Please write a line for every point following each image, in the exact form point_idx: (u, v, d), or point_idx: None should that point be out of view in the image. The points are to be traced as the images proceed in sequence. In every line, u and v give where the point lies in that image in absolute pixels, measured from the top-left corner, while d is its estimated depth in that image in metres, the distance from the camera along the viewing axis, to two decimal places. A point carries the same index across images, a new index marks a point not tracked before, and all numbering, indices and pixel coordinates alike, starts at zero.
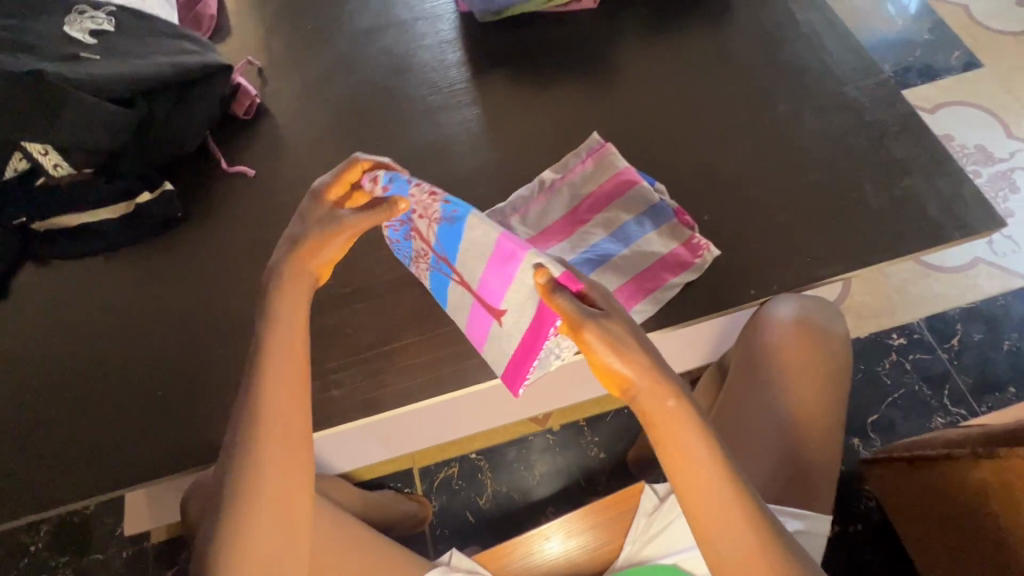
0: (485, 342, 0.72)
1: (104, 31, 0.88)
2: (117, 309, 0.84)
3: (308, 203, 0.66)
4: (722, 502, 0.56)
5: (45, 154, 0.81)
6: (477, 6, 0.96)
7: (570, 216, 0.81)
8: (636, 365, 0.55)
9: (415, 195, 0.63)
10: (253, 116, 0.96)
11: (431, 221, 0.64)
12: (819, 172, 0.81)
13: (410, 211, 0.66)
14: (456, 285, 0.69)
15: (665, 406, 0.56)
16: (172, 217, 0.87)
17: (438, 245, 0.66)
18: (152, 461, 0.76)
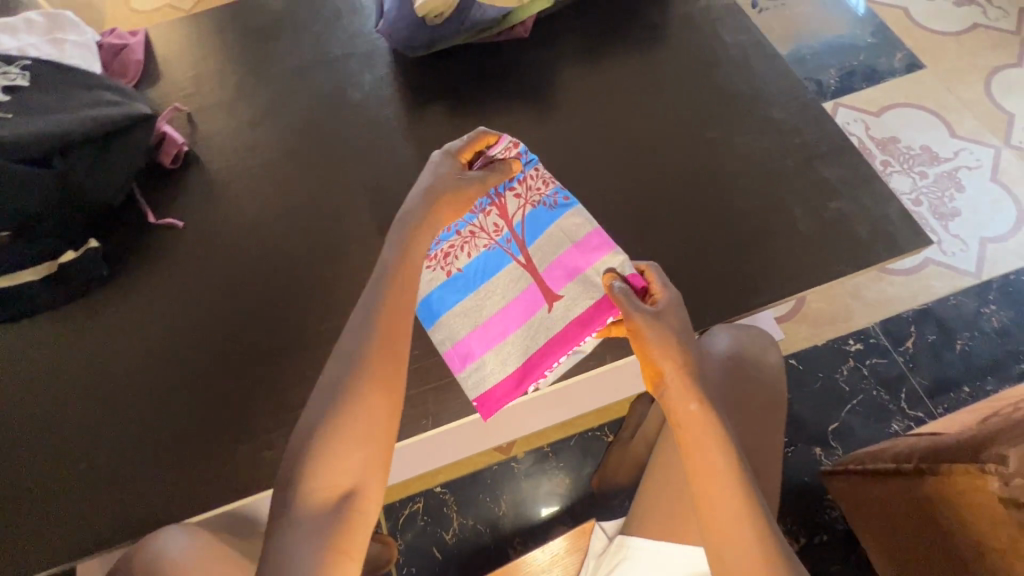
0: (517, 325, 0.77)
1: (18, 87, 0.84)
2: (39, 375, 0.81)
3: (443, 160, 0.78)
4: (733, 513, 0.58)
5: None
6: (404, 45, 0.95)
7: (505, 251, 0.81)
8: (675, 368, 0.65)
9: (531, 179, 0.83)
10: (181, 165, 0.93)
11: (526, 204, 0.82)
12: (748, 198, 0.82)
13: (513, 185, 0.83)
14: (517, 266, 0.80)
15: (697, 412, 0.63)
16: (97, 276, 0.84)
17: (519, 227, 0.82)
18: (75, 540, 0.72)
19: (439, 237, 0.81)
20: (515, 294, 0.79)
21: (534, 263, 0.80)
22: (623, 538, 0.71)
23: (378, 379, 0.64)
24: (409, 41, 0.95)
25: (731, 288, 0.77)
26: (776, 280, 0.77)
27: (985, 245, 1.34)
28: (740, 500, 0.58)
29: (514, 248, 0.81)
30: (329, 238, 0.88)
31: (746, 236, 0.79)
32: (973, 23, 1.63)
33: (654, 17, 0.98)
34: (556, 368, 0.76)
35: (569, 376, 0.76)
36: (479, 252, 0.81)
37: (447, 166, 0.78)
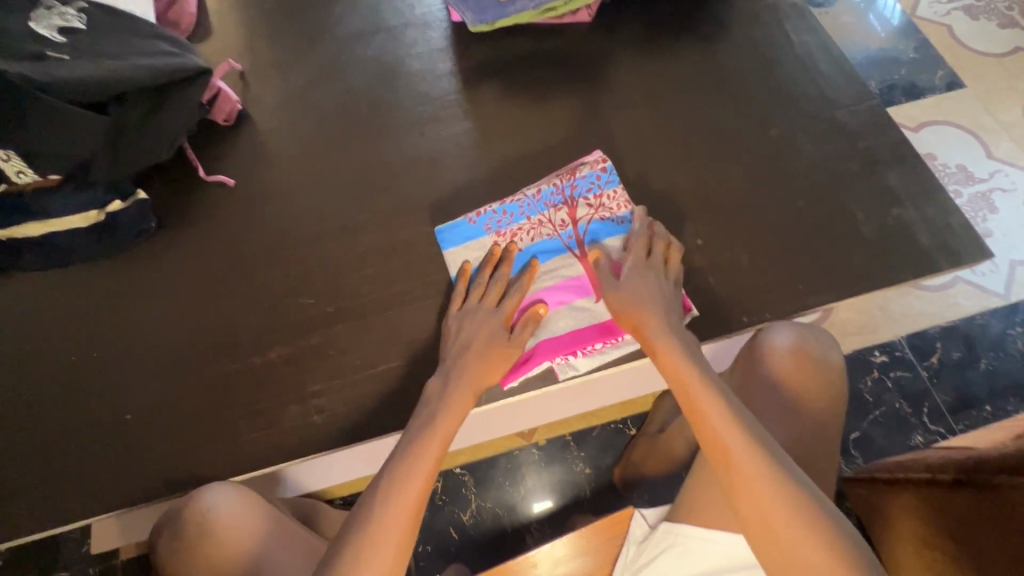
0: (555, 312, 0.74)
1: (73, 29, 0.82)
2: (80, 323, 0.78)
3: (470, 306, 0.73)
4: (768, 503, 0.59)
5: (8, 159, 0.74)
6: (470, 15, 0.92)
7: (558, 239, 0.77)
8: (668, 341, 0.68)
9: (612, 194, 0.80)
10: (234, 123, 0.91)
11: (595, 211, 0.79)
12: (811, 199, 0.81)
13: (589, 192, 0.80)
14: (570, 258, 0.76)
15: (703, 393, 0.65)
16: (144, 227, 0.82)
17: (582, 225, 0.78)
18: (110, 497, 0.69)
19: (512, 215, 0.79)
20: (554, 280, 0.75)
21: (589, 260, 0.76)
22: (668, 525, 0.71)
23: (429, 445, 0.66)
24: (475, 12, 0.92)
25: (791, 287, 0.76)
26: (836, 283, 0.76)
27: (1014, 267, 1.35)
28: (770, 482, 0.59)
29: (574, 243, 0.77)
30: (381, 207, 0.84)
31: (807, 237, 0.79)
32: (1016, 46, 1.62)
33: (719, 11, 0.97)
34: (588, 359, 0.73)
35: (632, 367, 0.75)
36: (541, 239, 0.77)
37: (480, 314, 0.72)
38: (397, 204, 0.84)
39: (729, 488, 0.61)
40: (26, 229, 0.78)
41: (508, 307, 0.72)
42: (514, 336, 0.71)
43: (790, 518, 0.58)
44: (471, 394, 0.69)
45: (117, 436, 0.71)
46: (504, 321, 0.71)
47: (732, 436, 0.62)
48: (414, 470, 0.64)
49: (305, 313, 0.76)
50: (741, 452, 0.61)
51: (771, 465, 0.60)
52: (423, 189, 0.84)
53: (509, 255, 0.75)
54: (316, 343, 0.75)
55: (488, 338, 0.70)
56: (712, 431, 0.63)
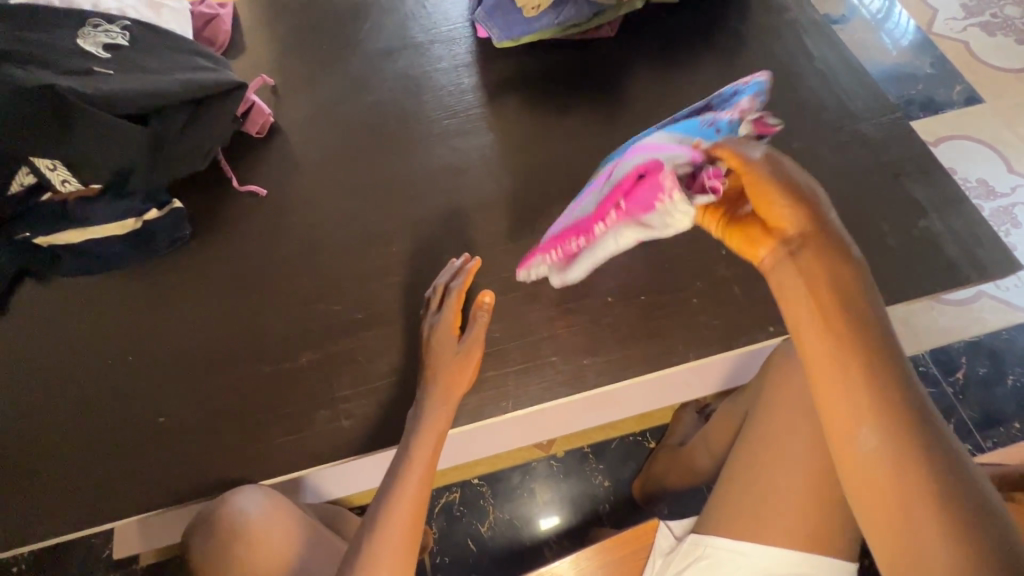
0: (578, 205, 0.72)
1: (117, 45, 0.87)
2: (116, 327, 0.80)
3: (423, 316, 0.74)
4: (896, 497, 0.43)
5: (53, 169, 0.77)
6: (496, 31, 0.95)
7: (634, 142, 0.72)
8: (813, 255, 0.47)
9: (727, 99, 0.64)
10: (266, 135, 0.93)
11: (698, 112, 0.66)
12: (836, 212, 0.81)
13: (718, 101, 0.65)
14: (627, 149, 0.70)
15: (847, 327, 0.45)
16: (178, 237, 0.84)
17: (669, 125, 0.67)
18: (144, 497, 0.70)
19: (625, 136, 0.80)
20: (598, 176, 0.72)
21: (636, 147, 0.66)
22: (696, 538, 0.70)
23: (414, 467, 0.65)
24: (502, 28, 0.95)
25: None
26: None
27: None
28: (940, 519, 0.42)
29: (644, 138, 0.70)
30: (408, 215, 0.84)
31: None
32: None
33: (741, 28, 0.98)
34: (576, 266, 0.66)
35: (607, 254, 0.61)
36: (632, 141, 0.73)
37: (428, 321, 0.72)
38: (424, 213, 0.84)
39: (862, 501, 0.45)
40: (65, 236, 0.81)
41: (449, 313, 0.71)
42: (462, 342, 0.70)
43: (928, 524, 0.42)
44: (446, 407, 0.67)
45: (151, 438, 0.72)
46: (448, 327, 0.71)
47: (902, 438, 0.43)
48: (401, 499, 0.63)
49: (333, 319, 0.77)
50: (906, 467, 0.43)
51: (945, 499, 0.42)
52: (449, 197, 0.85)
53: (472, 270, 0.75)
54: (343, 348, 0.75)
55: (439, 346, 0.70)
56: (874, 425, 0.44)
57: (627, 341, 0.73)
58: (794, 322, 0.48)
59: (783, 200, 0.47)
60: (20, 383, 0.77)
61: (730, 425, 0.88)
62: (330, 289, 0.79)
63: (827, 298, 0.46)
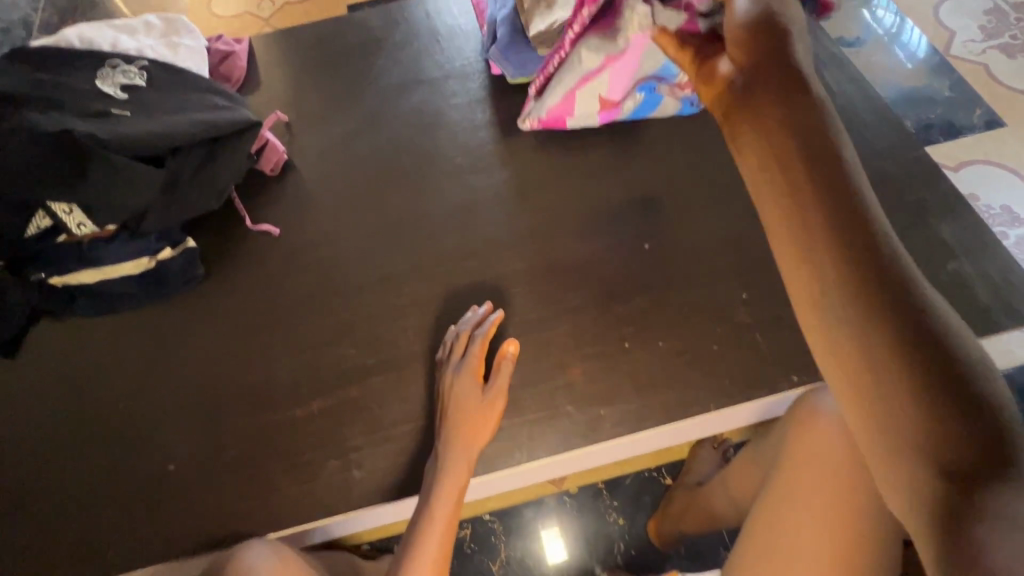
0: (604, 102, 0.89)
1: (135, 85, 0.87)
2: (128, 368, 0.79)
3: (443, 363, 0.72)
4: (855, 339, 0.37)
5: (69, 212, 0.78)
6: (510, 69, 0.93)
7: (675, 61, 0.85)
8: (778, 95, 0.45)
9: None
10: (280, 173, 0.93)
11: None
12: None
13: None
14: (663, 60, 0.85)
15: (806, 154, 0.42)
16: (191, 277, 0.84)
17: None
18: (151, 547, 0.69)
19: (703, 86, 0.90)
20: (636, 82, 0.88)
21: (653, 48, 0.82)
22: None
23: (433, 529, 0.65)
24: (516, 66, 0.93)
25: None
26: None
27: None
28: (903, 355, 0.36)
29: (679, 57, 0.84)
30: (421, 256, 0.83)
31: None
32: None
33: None
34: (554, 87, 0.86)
35: (564, 76, 0.85)
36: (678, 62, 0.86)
37: (450, 370, 0.71)
38: (437, 253, 0.83)
39: (820, 347, 0.40)
40: (82, 276, 0.81)
41: (471, 363, 0.70)
42: (486, 395, 0.69)
43: (894, 368, 0.36)
44: (465, 465, 0.67)
45: (159, 486, 0.71)
46: (471, 379, 0.69)
47: (854, 259, 0.39)
48: (421, 560, 0.64)
49: (344, 364, 0.75)
50: (864, 303, 0.38)
51: (913, 342, 0.36)
52: (463, 236, 0.84)
53: (494, 319, 0.73)
54: (354, 395, 0.73)
55: (461, 399, 0.68)
56: (821, 250, 0.40)
57: (646, 391, 0.71)
58: (749, 163, 0.45)
59: (756, 45, 0.48)
60: (31, 427, 0.76)
61: (751, 472, 0.85)
62: (342, 332, 0.78)
63: (785, 145, 0.43)
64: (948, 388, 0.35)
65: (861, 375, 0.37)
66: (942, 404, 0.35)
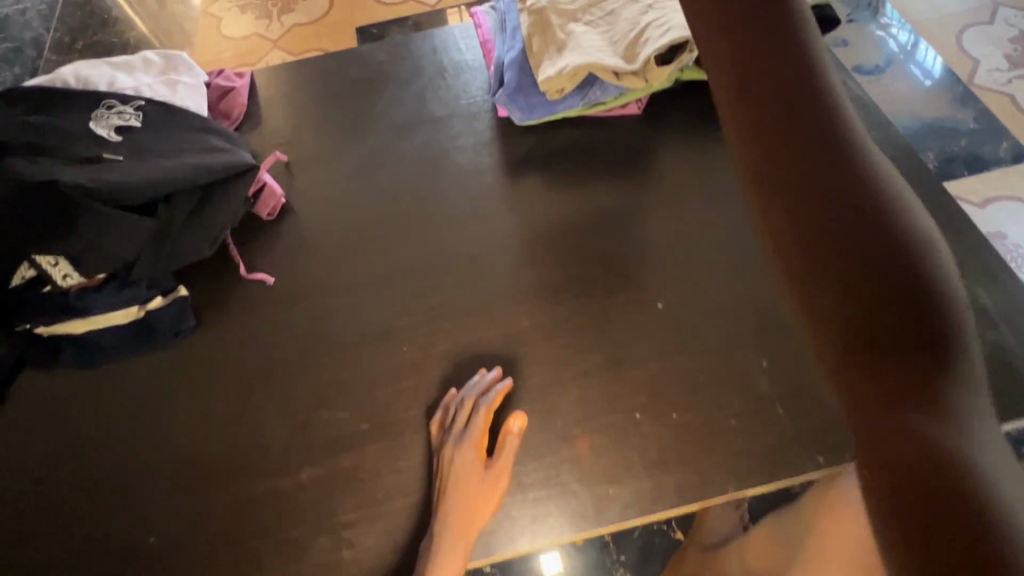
0: None
1: (130, 127, 0.84)
2: (112, 425, 0.76)
3: (444, 433, 0.68)
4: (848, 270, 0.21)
5: (55, 265, 0.74)
6: (517, 112, 0.90)
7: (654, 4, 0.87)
8: None
9: None
10: (277, 217, 0.89)
11: None
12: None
13: None
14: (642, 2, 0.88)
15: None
16: (182, 328, 0.80)
17: None
18: None
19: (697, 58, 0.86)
20: None
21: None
22: None
23: None
24: (524, 109, 0.90)
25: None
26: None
27: None
28: (825, 255, 0.22)
29: None
30: (421, 310, 0.79)
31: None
32: None
33: None
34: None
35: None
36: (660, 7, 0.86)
37: (451, 442, 0.66)
38: (437, 308, 0.79)
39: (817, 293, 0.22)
40: (69, 326, 0.77)
41: (473, 437, 0.66)
42: (488, 472, 0.65)
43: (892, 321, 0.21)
44: (462, 550, 0.62)
45: (140, 560, 0.67)
46: (473, 454, 0.65)
47: (775, 81, 0.24)
48: None
49: (337, 430, 0.71)
50: (838, 204, 0.22)
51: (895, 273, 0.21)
52: (465, 289, 0.80)
53: (502, 386, 0.69)
54: (347, 465, 0.69)
55: (462, 477, 0.64)
56: (725, 85, 0.26)
57: (657, 469, 0.66)
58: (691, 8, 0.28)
59: None
60: (11, 489, 0.73)
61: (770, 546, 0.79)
62: (337, 393, 0.74)
63: None
64: (894, 314, 0.21)
65: (859, 346, 0.22)
66: (873, 352, 0.22)
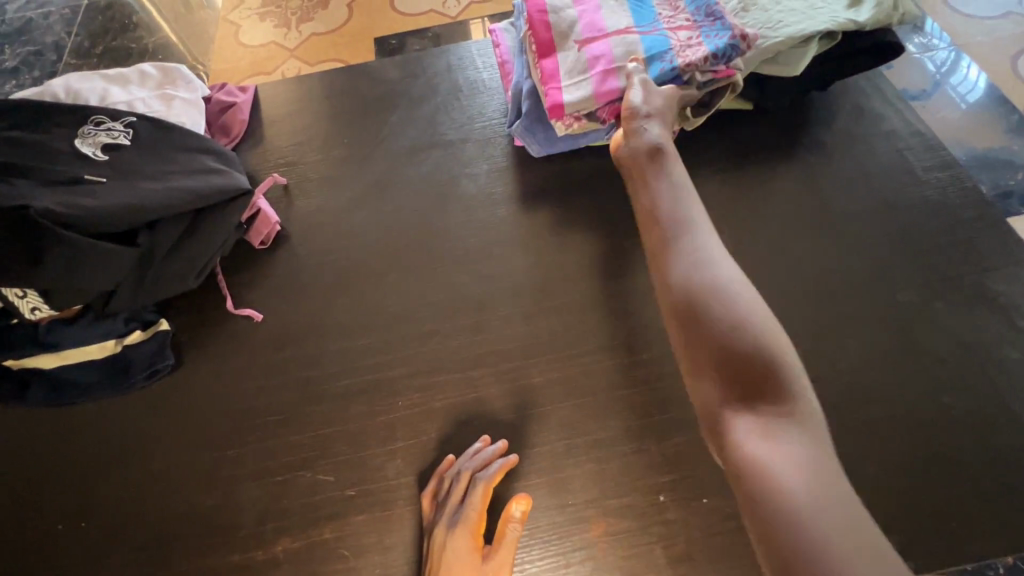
0: None
1: (118, 145, 0.78)
2: (75, 474, 0.69)
3: (436, 511, 0.59)
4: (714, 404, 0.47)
5: (23, 296, 0.69)
6: (536, 145, 0.82)
7: (654, 43, 0.70)
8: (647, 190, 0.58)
9: (686, 22, 0.71)
10: (271, 246, 0.83)
11: (682, 16, 0.72)
12: (948, 398, 0.65)
13: (704, 17, 0.71)
14: (636, 38, 0.71)
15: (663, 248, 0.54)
16: (158, 365, 0.73)
17: (663, 31, 0.71)
18: None
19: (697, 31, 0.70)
20: None
21: (618, 33, 0.71)
22: None
23: None
24: (543, 143, 0.81)
25: (925, 520, 0.60)
26: (988, 520, 0.60)
27: None
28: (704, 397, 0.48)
29: (658, 38, 0.70)
30: (421, 359, 0.71)
31: (941, 448, 0.63)
32: None
33: (826, 137, 0.83)
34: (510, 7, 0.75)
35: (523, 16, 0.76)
36: (660, 43, 0.70)
37: (444, 524, 0.58)
38: (439, 357, 0.71)
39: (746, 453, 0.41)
40: (39, 360, 0.71)
41: (472, 521, 0.58)
42: (487, 564, 0.56)
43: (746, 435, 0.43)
44: None
45: None
46: (470, 542, 0.57)
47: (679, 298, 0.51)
48: None
49: (319, 495, 0.63)
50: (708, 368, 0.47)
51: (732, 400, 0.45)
52: (470, 337, 0.72)
53: (503, 462, 0.61)
54: (327, 538, 0.61)
55: (456, 568, 0.55)
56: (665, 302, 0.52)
57: (680, 564, 0.57)
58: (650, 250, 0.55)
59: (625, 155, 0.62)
60: None
61: None
62: (322, 452, 0.66)
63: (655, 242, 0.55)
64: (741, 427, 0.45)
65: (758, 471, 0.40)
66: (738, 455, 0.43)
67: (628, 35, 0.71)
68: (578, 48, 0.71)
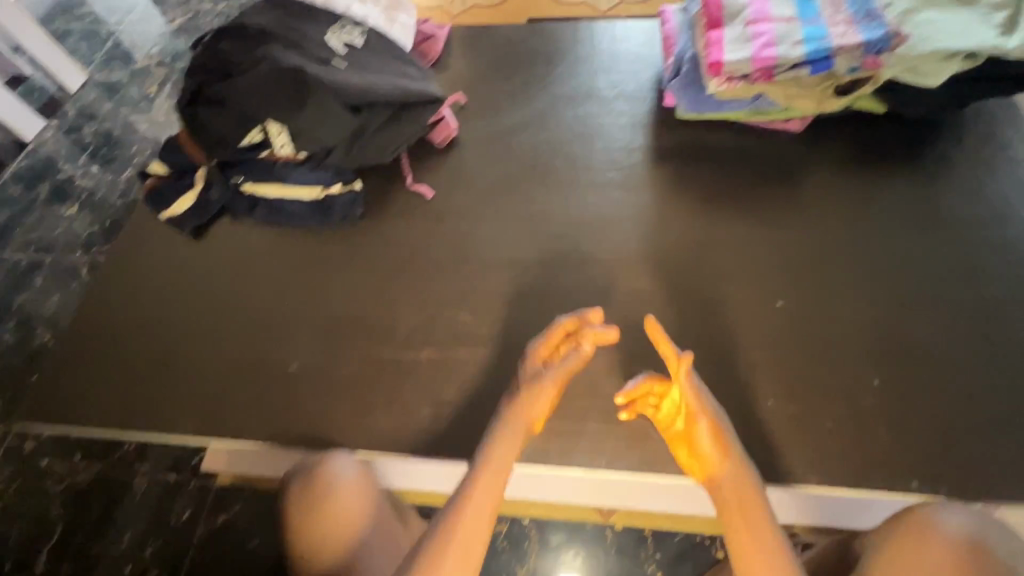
0: None
1: (354, 44, 0.99)
2: (281, 277, 0.92)
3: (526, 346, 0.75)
4: None
5: (279, 133, 0.90)
6: (683, 103, 0.95)
7: (813, 30, 0.82)
8: (728, 461, 0.64)
9: (845, 18, 0.82)
10: (447, 146, 1.01)
11: (842, 12, 0.83)
12: (1007, 383, 0.74)
13: (860, 16, 0.82)
14: (796, 24, 0.83)
15: (739, 478, 0.62)
16: (351, 215, 0.94)
17: (823, 22, 0.83)
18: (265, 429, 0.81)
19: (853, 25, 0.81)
20: None
21: (782, 18, 0.84)
22: None
23: (490, 482, 0.62)
24: (691, 102, 0.94)
25: (955, 469, 0.70)
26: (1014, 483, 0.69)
27: None
28: None
29: (816, 27, 0.82)
30: (554, 253, 0.88)
31: (987, 420, 0.72)
32: None
33: (950, 150, 0.91)
34: None
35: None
36: (818, 31, 0.81)
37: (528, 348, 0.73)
38: (567, 255, 0.87)
39: None
40: (268, 190, 0.94)
41: (544, 345, 0.73)
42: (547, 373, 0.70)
43: None
44: (516, 439, 0.66)
45: (283, 384, 0.83)
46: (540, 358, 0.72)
47: (755, 514, 0.60)
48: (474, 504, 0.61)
49: (461, 329, 0.83)
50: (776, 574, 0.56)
51: None
52: (596, 246, 0.87)
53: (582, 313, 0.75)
54: (464, 357, 0.81)
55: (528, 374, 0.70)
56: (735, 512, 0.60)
57: None
58: (718, 473, 0.64)
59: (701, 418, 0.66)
60: (200, 305, 0.92)
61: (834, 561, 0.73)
62: (467, 301, 0.85)
63: (729, 464, 0.63)
64: None
65: None
66: None
67: (791, 22, 0.83)
68: (744, 25, 0.84)
